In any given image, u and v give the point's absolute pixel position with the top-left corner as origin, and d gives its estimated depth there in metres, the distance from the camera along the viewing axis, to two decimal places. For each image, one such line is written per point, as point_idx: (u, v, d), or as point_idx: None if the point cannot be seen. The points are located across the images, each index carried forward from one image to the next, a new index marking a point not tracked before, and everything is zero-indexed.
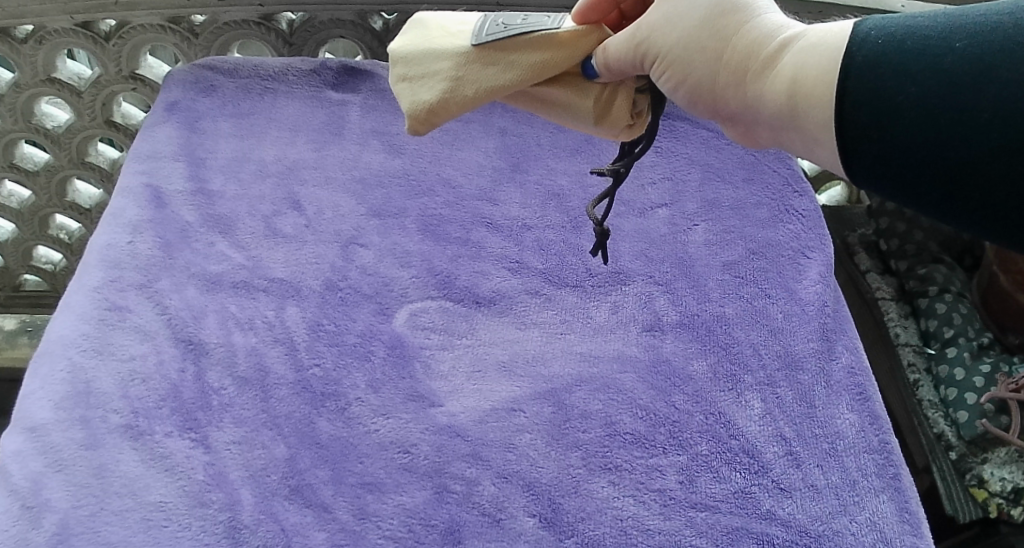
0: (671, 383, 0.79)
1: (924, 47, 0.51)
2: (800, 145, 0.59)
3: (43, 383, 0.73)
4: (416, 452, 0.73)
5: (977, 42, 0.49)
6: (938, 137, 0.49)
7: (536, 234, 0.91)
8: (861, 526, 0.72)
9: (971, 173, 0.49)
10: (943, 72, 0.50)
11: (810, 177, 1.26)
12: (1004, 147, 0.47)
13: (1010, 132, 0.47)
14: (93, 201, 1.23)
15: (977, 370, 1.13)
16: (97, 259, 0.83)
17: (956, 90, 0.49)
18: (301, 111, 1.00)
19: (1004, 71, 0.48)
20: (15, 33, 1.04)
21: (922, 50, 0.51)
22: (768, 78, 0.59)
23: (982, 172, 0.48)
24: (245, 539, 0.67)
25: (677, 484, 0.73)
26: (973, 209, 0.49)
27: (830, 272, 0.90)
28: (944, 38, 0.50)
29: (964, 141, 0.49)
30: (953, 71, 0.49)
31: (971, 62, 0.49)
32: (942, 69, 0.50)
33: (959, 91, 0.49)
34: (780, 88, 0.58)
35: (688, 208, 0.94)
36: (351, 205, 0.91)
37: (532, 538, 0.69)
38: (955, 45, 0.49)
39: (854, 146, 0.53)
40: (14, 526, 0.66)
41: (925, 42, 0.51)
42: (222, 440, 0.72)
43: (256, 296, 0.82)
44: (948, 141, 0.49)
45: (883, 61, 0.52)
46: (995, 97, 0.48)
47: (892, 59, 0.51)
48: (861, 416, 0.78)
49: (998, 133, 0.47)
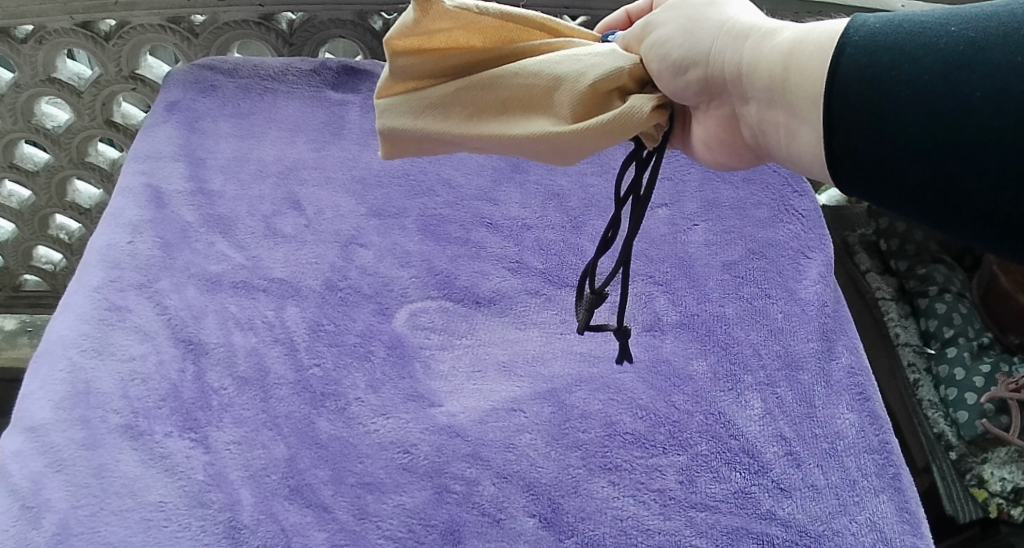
0: (671, 383, 0.79)
1: (919, 30, 0.51)
2: (784, 126, 0.59)
3: (43, 383, 0.74)
4: (416, 452, 0.73)
5: (973, 26, 0.49)
6: (931, 116, 0.50)
7: (536, 234, 0.91)
8: (861, 526, 0.72)
9: (962, 156, 0.49)
10: (935, 49, 0.50)
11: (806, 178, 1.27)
12: (996, 126, 0.47)
13: (1004, 113, 0.47)
14: (93, 201, 1.23)
15: (977, 370, 1.13)
16: (97, 259, 0.83)
17: (950, 70, 0.49)
18: (301, 111, 1.00)
19: (998, 52, 0.48)
20: (14, 33, 1.04)
21: (918, 33, 0.51)
22: (763, 61, 0.59)
23: (973, 154, 0.48)
24: (244, 540, 0.67)
25: (677, 484, 0.73)
26: (960, 194, 0.49)
27: (830, 272, 0.90)
28: (940, 22, 0.51)
29: (955, 122, 0.49)
30: (948, 50, 0.49)
31: (965, 43, 0.49)
32: (937, 49, 0.50)
33: (952, 72, 0.49)
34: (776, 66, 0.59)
35: (688, 208, 0.94)
36: (351, 205, 0.91)
37: (533, 539, 0.69)
38: (949, 28, 0.50)
39: (842, 123, 0.53)
40: (14, 526, 0.66)
41: (921, 26, 0.51)
42: (222, 440, 0.72)
43: (256, 296, 0.82)
44: (939, 121, 0.49)
45: (879, 41, 0.52)
46: (987, 78, 0.48)
47: (887, 40, 0.52)
48: (861, 415, 0.78)
49: (991, 113, 0.48)
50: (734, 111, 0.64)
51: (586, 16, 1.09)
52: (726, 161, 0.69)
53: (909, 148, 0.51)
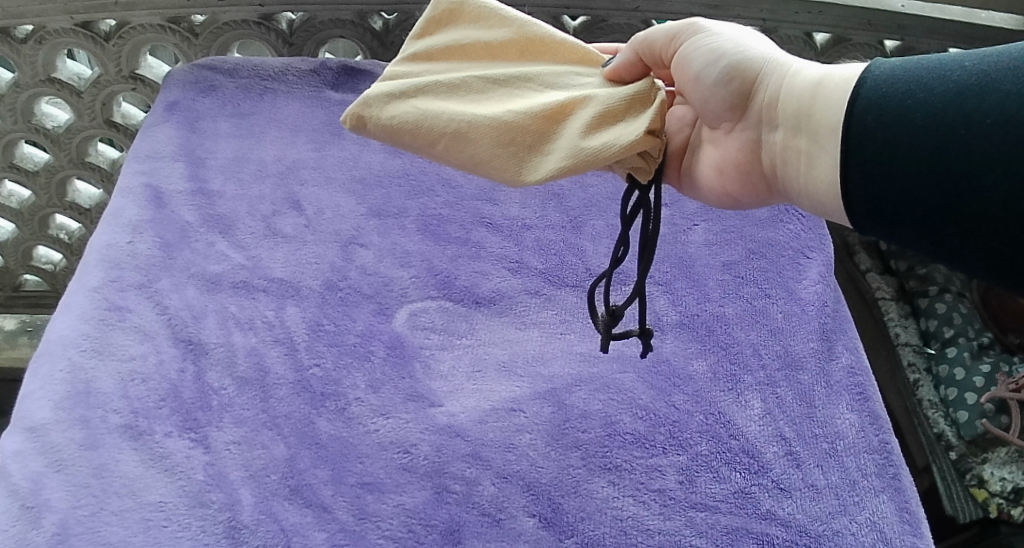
0: (671, 383, 0.79)
1: (938, 65, 0.56)
2: (804, 153, 0.64)
3: (43, 383, 0.74)
4: (416, 452, 0.73)
5: (987, 60, 0.53)
6: (941, 140, 0.53)
7: (536, 234, 0.91)
8: (861, 526, 0.72)
9: (969, 178, 0.52)
10: (953, 79, 0.54)
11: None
12: (1003, 150, 0.51)
13: (1010, 138, 0.51)
14: (93, 201, 1.23)
15: (977, 370, 1.13)
16: (97, 259, 0.83)
17: (962, 98, 0.53)
18: (301, 111, 1.00)
19: (1008, 81, 0.52)
20: (15, 33, 1.05)
21: (937, 67, 0.56)
22: (792, 91, 0.65)
23: (980, 176, 0.52)
24: (244, 540, 0.67)
25: (677, 484, 0.73)
26: (967, 214, 0.52)
27: (830, 272, 0.90)
28: (958, 58, 0.55)
29: (965, 145, 0.52)
30: (964, 80, 0.54)
31: (978, 75, 0.53)
32: (952, 81, 0.54)
33: (966, 99, 0.53)
34: (801, 94, 0.64)
35: (688, 208, 0.94)
36: (351, 205, 0.91)
37: (533, 539, 0.69)
38: (964, 63, 0.54)
39: (862, 142, 0.58)
40: (14, 526, 0.66)
41: (940, 61, 0.56)
42: (222, 439, 0.72)
43: (256, 296, 0.82)
44: (951, 142, 0.53)
45: (899, 75, 0.57)
46: (998, 104, 0.52)
47: (907, 74, 0.57)
48: (861, 416, 0.78)
49: (998, 138, 0.51)
50: (759, 141, 0.69)
51: (586, 16, 1.09)
52: (736, 193, 0.72)
53: (916, 170, 0.55)
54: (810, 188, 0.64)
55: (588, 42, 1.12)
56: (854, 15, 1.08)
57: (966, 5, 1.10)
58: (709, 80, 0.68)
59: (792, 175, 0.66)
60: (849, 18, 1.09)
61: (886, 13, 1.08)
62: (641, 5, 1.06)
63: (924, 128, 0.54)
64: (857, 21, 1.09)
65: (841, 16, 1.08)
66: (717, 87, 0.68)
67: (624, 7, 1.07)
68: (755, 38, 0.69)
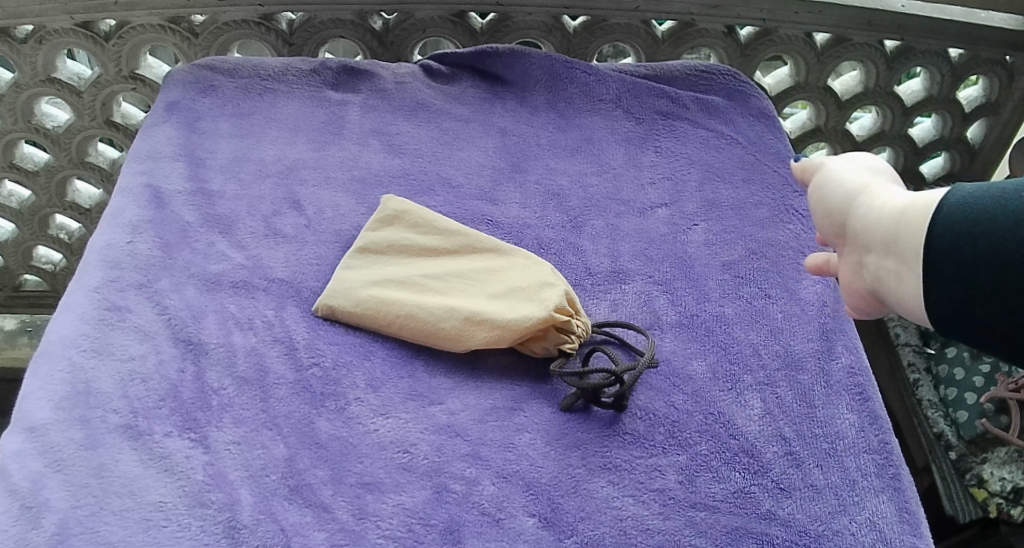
0: (671, 384, 0.79)
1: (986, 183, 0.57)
2: (895, 275, 0.59)
3: (43, 383, 0.73)
4: (415, 452, 0.73)
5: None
6: (1002, 261, 0.54)
7: (536, 233, 0.92)
8: (861, 526, 0.71)
9: (1005, 292, 0.54)
10: (1007, 197, 0.55)
11: (792, 140, 1.26)
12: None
13: None
14: (93, 201, 1.23)
15: (977, 370, 1.11)
16: (97, 259, 0.83)
17: (997, 213, 0.55)
18: (302, 110, 1.01)
19: None
20: (15, 33, 1.05)
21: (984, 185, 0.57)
22: (880, 216, 0.61)
23: (1013, 290, 0.54)
24: (244, 539, 0.66)
25: (677, 484, 0.72)
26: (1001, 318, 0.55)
27: (830, 272, 0.90)
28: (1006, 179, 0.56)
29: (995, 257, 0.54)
30: (997, 202, 0.55)
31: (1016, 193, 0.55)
32: (991, 200, 0.55)
33: (999, 216, 0.55)
34: (883, 222, 0.60)
35: (688, 208, 0.95)
36: (350, 204, 0.92)
37: (533, 538, 0.68)
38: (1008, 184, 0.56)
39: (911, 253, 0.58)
40: (14, 526, 0.65)
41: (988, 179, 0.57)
42: (222, 440, 0.72)
43: (256, 296, 0.82)
44: (986, 256, 0.54)
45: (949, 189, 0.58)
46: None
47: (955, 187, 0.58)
48: (861, 415, 0.78)
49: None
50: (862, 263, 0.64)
51: (585, 16, 1.11)
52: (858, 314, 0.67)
53: (948, 274, 0.56)
54: (909, 310, 0.60)
55: (588, 43, 1.13)
56: (855, 16, 1.13)
57: (966, 6, 1.15)
58: (820, 205, 0.67)
59: (892, 294, 0.60)
60: (849, 19, 1.13)
61: (887, 13, 1.12)
62: (641, 5, 1.09)
63: (987, 251, 0.54)
64: (857, 21, 1.13)
65: (842, 16, 1.12)
66: (823, 212, 0.66)
67: (624, 7, 1.10)
68: (870, 164, 0.67)
